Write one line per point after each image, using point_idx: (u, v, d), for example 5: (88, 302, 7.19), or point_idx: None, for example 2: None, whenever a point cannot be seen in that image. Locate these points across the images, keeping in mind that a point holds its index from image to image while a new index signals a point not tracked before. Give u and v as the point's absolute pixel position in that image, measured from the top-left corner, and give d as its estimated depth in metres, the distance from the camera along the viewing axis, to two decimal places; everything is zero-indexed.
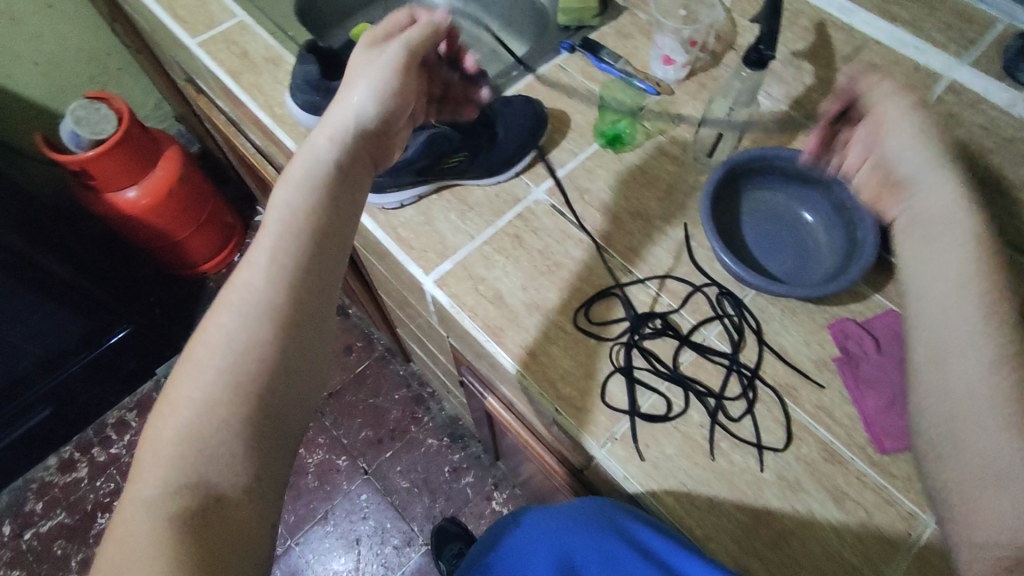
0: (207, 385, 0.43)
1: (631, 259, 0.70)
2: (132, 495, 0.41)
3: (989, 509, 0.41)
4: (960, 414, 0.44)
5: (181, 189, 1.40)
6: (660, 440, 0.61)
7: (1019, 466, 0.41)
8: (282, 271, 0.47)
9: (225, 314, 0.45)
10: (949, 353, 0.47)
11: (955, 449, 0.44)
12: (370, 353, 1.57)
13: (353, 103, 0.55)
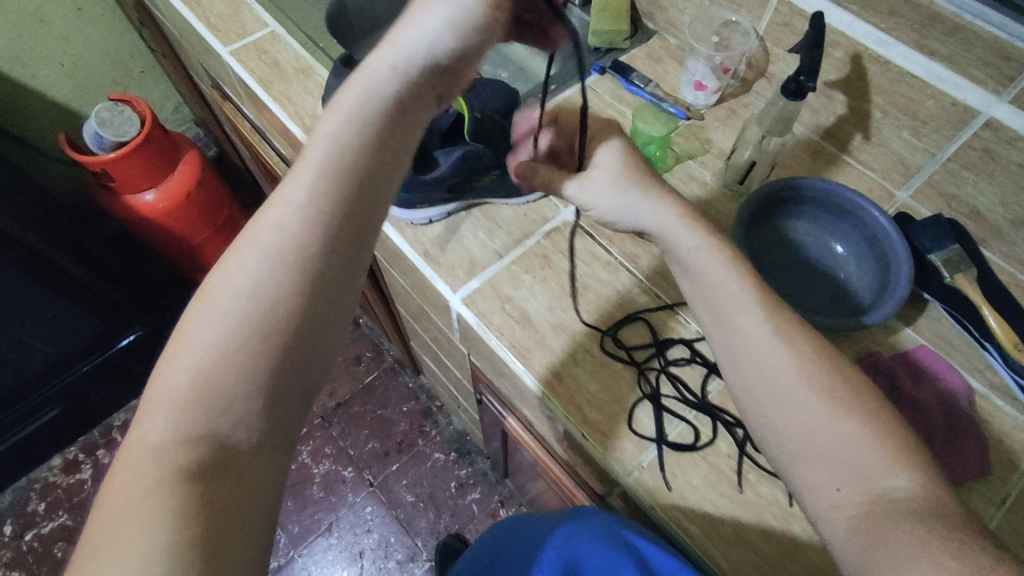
0: (229, 326, 0.40)
1: (659, 284, 0.70)
2: (134, 443, 0.38)
3: (819, 476, 0.44)
4: (773, 393, 0.46)
5: (199, 193, 1.40)
6: (688, 469, 0.60)
7: (826, 422, 0.44)
8: (318, 213, 0.43)
9: (255, 252, 0.42)
10: (735, 328, 0.50)
11: (775, 429, 0.46)
12: (380, 364, 1.56)
13: (425, 25, 0.48)
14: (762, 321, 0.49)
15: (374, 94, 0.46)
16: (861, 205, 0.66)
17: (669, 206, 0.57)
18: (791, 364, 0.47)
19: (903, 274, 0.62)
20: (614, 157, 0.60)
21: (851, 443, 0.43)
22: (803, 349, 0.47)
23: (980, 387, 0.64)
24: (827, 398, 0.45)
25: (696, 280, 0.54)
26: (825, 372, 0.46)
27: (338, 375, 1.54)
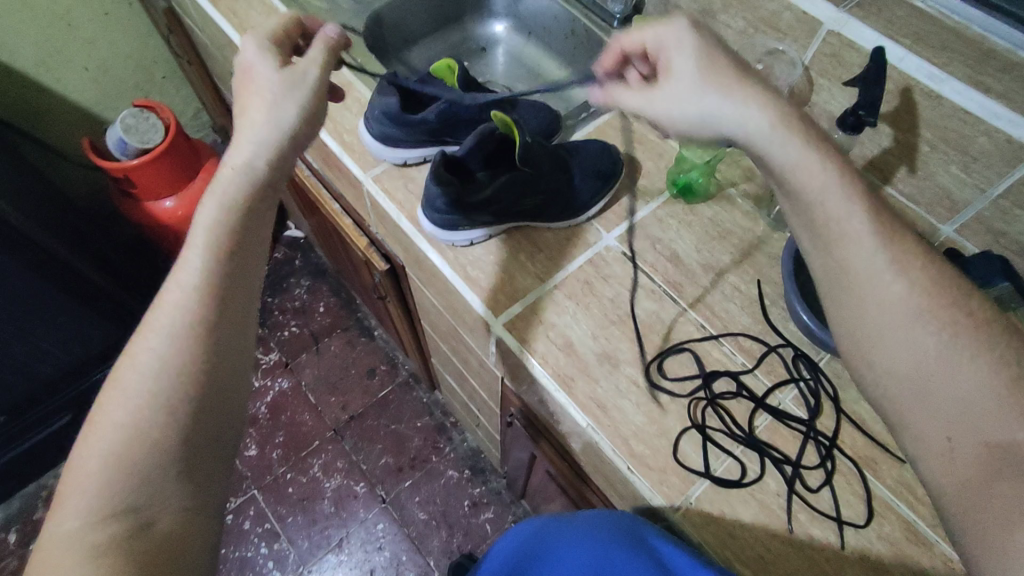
0: (135, 405, 0.41)
1: (705, 314, 0.69)
2: (51, 535, 0.38)
3: (925, 419, 0.42)
4: (882, 324, 0.44)
5: None
6: (736, 507, 0.59)
7: (945, 361, 0.42)
8: (210, 286, 0.46)
9: (152, 333, 0.43)
10: (844, 244, 0.46)
11: (883, 371, 0.44)
12: (394, 378, 1.55)
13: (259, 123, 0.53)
14: (884, 250, 0.45)
15: (240, 176, 0.50)
16: None
17: (764, 102, 0.49)
18: (907, 305, 0.43)
19: None
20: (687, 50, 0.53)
21: (971, 386, 0.41)
22: (924, 290, 0.44)
23: None
24: (954, 343, 0.42)
25: (794, 192, 0.47)
26: (949, 314, 0.43)
27: (351, 388, 1.53)
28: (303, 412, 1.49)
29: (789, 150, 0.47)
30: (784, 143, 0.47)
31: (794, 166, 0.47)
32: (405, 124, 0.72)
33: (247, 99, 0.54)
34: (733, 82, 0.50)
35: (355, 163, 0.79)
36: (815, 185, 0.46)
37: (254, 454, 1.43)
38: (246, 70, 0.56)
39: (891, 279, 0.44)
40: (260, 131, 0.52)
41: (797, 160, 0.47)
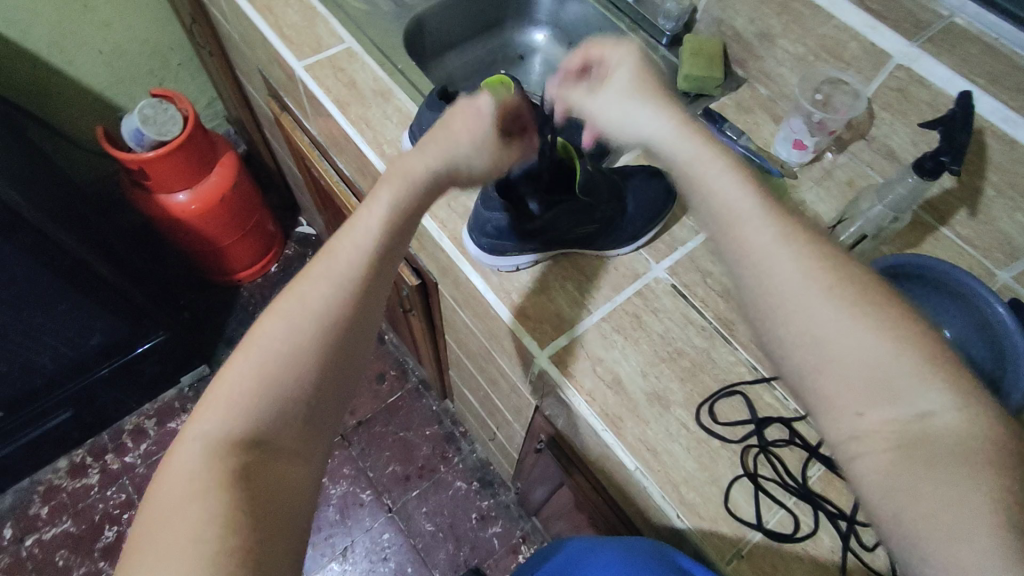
0: (292, 340, 0.47)
1: (757, 355, 0.66)
2: (193, 431, 0.44)
3: (841, 396, 0.40)
4: (785, 290, 0.42)
5: (233, 197, 1.35)
6: (789, 564, 0.57)
7: (845, 335, 0.40)
8: (373, 245, 0.52)
9: (325, 279, 0.49)
10: (736, 227, 0.44)
11: (798, 353, 0.41)
12: (403, 384, 1.52)
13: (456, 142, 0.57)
14: (775, 245, 0.43)
15: (426, 187, 0.56)
16: (973, 289, 0.63)
17: (669, 116, 0.52)
18: (809, 269, 0.42)
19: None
20: (629, 68, 0.56)
21: (873, 358, 0.39)
22: (816, 264, 0.42)
23: None
24: (851, 315, 0.40)
25: (699, 185, 0.47)
26: (846, 285, 0.41)
27: (361, 393, 1.50)
28: None
29: (691, 148, 0.49)
30: (690, 149, 0.49)
31: (691, 162, 0.48)
32: None
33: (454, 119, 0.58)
34: (666, 105, 0.52)
35: None
36: (729, 199, 0.45)
37: None
38: (470, 104, 0.59)
39: (784, 256, 0.42)
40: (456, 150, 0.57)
41: (704, 160, 0.47)
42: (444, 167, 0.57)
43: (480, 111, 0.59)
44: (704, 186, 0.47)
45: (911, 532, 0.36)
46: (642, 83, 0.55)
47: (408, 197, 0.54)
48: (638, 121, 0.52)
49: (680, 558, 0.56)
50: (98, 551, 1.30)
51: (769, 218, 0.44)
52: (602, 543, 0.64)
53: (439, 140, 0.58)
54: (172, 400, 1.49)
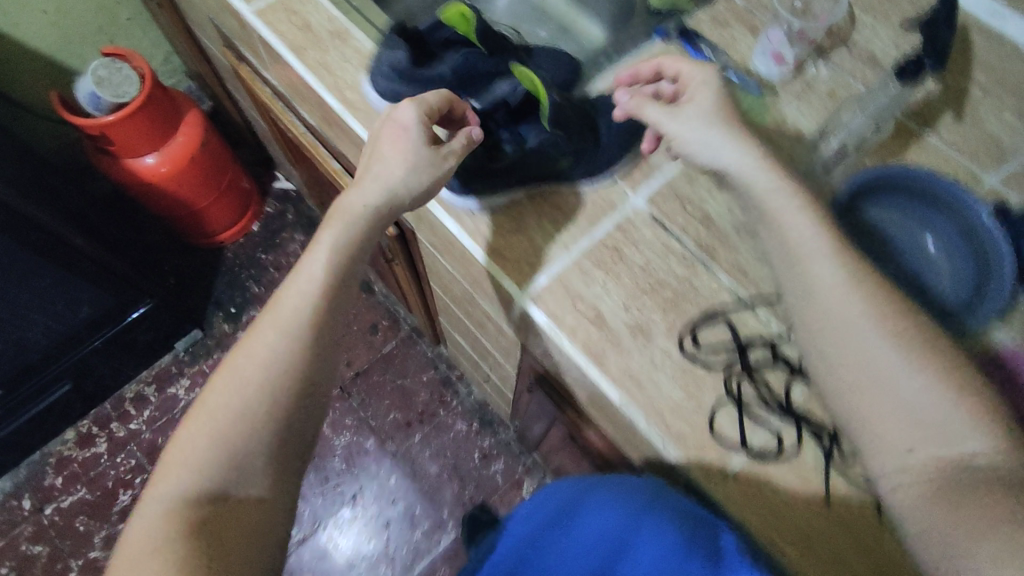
0: (241, 392, 0.52)
1: (739, 279, 0.66)
2: (157, 484, 0.50)
3: (891, 429, 0.47)
4: (845, 330, 0.49)
5: (203, 156, 1.31)
6: (774, 481, 0.58)
7: (899, 368, 0.47)
8: (309, 296, 0.57)
9: (269, 332, 0.55)
10: (807, 269, 0.52)
11: (847, 378, 0.49)
12: (396, 333, 1.52)
13: (383, 184, 0.61)
14: (845, 288, 0.50)
15: (365, 220, 0.61)
16: (959, 196, 0.63)
17: (749, 148, 0.58)
18: (869, 310, 0.49)
19: (1008, 271, 0.60)
20: (710, 91, 0.62)
21: (921, 392, 0.46)
22: (882, 311, 0.49)
23: None
24: (903, 353, 0.48)
25: (779, 219, 0.54)
26: (902, 327, 0.49)
27: (355, 345, 1.51)
28: None
29: (775, 185, 0.56)
30: (772, 193, 0.56)
31: (773, 195, 0.55)
32: (416, 81, 0.67)
33: (381, 152, 0.62)
34: (742, 133, 0.59)
35: (358, 123, 0.73)
36: (798, 233, 0.53)
37: None
38: (392, 116, 0.62)
39: (849, 300, 0.50)
40: (385, 188, 0.61)
41: (779, 190, 0.55)
42: (377, 188, 0.60)
43: (400, 117, 0.61)
44: (782, 242, 0.54)
45: (943, 545, 0.43)
46: (725, 111, 0.61)
47: (345, 225, 0.60)
48: (719, 141, 0.59)
49: (676, 498, 0.61)
50: (116, 514, 1.35)
51: (837, 257, 0.51)
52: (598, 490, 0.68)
53: (372, 158, 0.62)
54: (169, 366, 1.50)
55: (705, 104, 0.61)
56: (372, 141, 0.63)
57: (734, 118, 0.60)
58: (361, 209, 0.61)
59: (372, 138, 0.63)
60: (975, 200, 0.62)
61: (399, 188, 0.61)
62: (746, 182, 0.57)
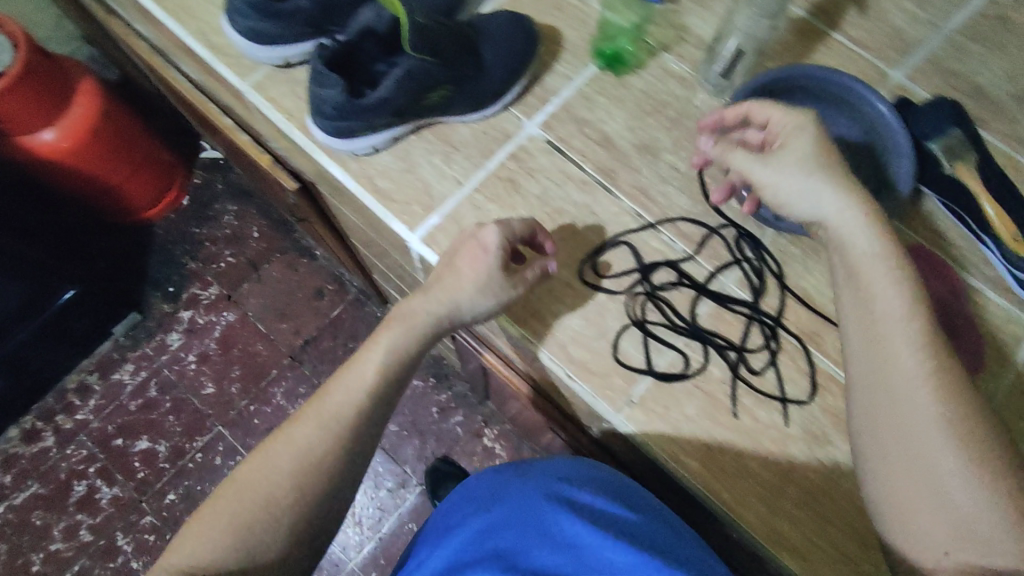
0: (272, 479, 0.50)
1: (640, 200, 0.63)
2: (167, 558, 0.48)
3: (931, 529, 0.43)
4: (907, 420, 0.45)
5: (107, 127, 1.23)
6: (681, 401, 0.57)
7: (959, 476, 0.43)
8: (360, 395, 0.53)
9: (312, 424, 0.52)
10: (883, 345, 0.46)
11: (898, 468, 0.45)
12: (344, 297, 1.48)
13: (456, 292, 0.55)
14: (924, 377, 0.45)
15: (424, 329, 0.56)
16: (856, 94, 0.60)
17: (856, 203, 0.50)
18: (941, 406, 0.44)
19: (904, 171, 0.58)
20: (806, 135, 0.52)
21: (975, 504, 0.42)
22: (953, 411, 0.44)
23: (976, 283, 0.62)
24: (968, 461, 0.43)
25: (864, 288, 0.48)
26: (977, 435, 0.44)
27: (301, 312, 1.46)
28: (256, 342, 1.44)
29: (866, 252, 0.49)
30: (858, 263, 0.49)
31: (870, 262, 0.49)
32: (279, 15, 0.61)
33: (461, 263, 0.56)
34: (848, 189, 0.51)
35: (228, 70, 0.68)
36: (881, 307, 0.47)
37: (210, 391, 1.41)
38: (476, 232, 0.57)
39: (924, 391, 0.45)
40: (455, 298, 0.55)
41: (876, 257, 0.49)
42: (443, 300, 0.55)
43: (480, 236, 0.56)
44: (859, 315, 0.48)
45: None
46: (830, 169, 0.51)
47: (404, 334, 0.55)
48: (818, 203, 0.51)
49: (597, 470, 0.63)
50: (73, 505, 1.32)
51: (924, 343, 0.46)
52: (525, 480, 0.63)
53: (442, 272, 0.57)
54: (109, 353, 1.43)
55: (807, 164, 0.51)
56: (447, 254, 0.58)
57: (839, 177, 0.51)
58: (428, 309, 0.56)
59: (448, 250, 0.58)
60: (872, 96, 0.60)
61: (470, 303, 0.55)
62: (840, 240, 0.51)
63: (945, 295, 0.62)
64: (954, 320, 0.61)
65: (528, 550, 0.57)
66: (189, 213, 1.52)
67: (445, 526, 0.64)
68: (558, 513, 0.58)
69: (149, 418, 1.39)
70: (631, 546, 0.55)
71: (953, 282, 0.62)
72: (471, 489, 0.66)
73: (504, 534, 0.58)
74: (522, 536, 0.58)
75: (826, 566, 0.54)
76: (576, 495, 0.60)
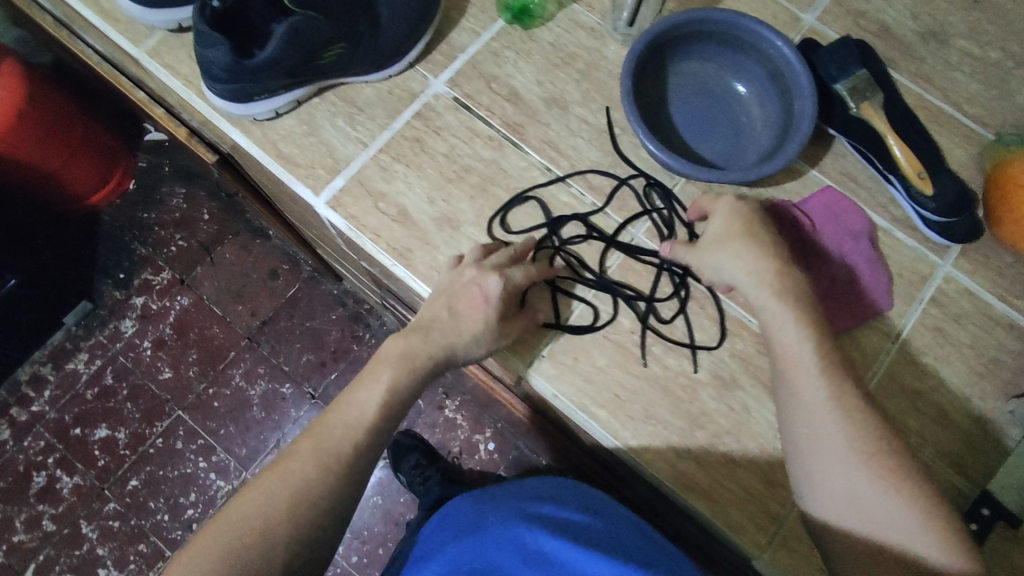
0: (267, 504, 0.46)
1: (550, 155, 0.62)
2: None
3: (861, 550, 0.45)
4: (823, 450, 0.47)
5: (36, 109, 1.04)
6: (591, 353, 0.57)
7: (875, 497, 0.45)
8: (360, 425, 0.50)
9: (312, 450, 0.49)
10: (793, 378, 0.49)
11: (824, 500, 0.47)
12: (299, 275, 1.26)
13: (458, 336, 0.53)
14: (828, 405, 0.47)
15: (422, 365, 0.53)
16: (757, 34, 0.59)
17: (763, 256, 0.52)
18: (848, 430, 0.46)
19: (807, 111, 0.57)
20: (725, 216, 0.55)
21: (893, 520, 0.44)
22: (861, 434, 0.46)
23: (882, 223, 0.62)
24: (878, 479, 0.45)
25: (774, 327, 0.50)
26: (882, 458, 0.46)
27: (255, 292, 1.25)
28: (211, 326, 1.24)
29: (773, 289, 0.51)
30: (770, 301, 0.51)
31: (765, 307, 0.51)
32: None
33: (465, 310, 0.53)
34: (754, 252, 0.52)
35: (122, 37, 0.66)
36: (789, 350, 0.49)
37: (167, 375, 1.21)
38: (477, 278, 0.54)
39: (829, 419, 0.47)
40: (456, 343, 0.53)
41: (780, 295, 0.51)
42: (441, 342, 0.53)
43: (482, 285, 0.53)
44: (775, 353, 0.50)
45: None
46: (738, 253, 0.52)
47: (404, 371, 0.52)
48: (731, 267, 0.53)
49: (582, 491, 0.62)
50: (34, 497, 1.15)
51: (824, 375, 0.48)
52: (502, 502, 0.61)
53: (439, 311, 0.54)
54: (63, 344, 1.23)
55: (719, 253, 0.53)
56: (443, 289, 0.55)
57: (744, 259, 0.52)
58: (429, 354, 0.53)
59: (442, 285, 0.56)
60: (772, 36, 0.59)
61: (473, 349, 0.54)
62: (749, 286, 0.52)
63: (804, 256, 0.60)
64: (863, 265, 0.60)
65: (500, 564, 0.53)
66: (135, 197, 1.30)
67: (426, 555, 0.61)
68: (532, 525, 0.55)
69: (107, 406, 1.20)
70: (604, 556, 0.50)
71: (812, 241, 0.60)
72: (449, 520, 0.64)
73: (481, 551, 0.55)
74: (496, 551, 0.54)
75: (732, 504, 0.54)
76: (553, 511, 0.57)
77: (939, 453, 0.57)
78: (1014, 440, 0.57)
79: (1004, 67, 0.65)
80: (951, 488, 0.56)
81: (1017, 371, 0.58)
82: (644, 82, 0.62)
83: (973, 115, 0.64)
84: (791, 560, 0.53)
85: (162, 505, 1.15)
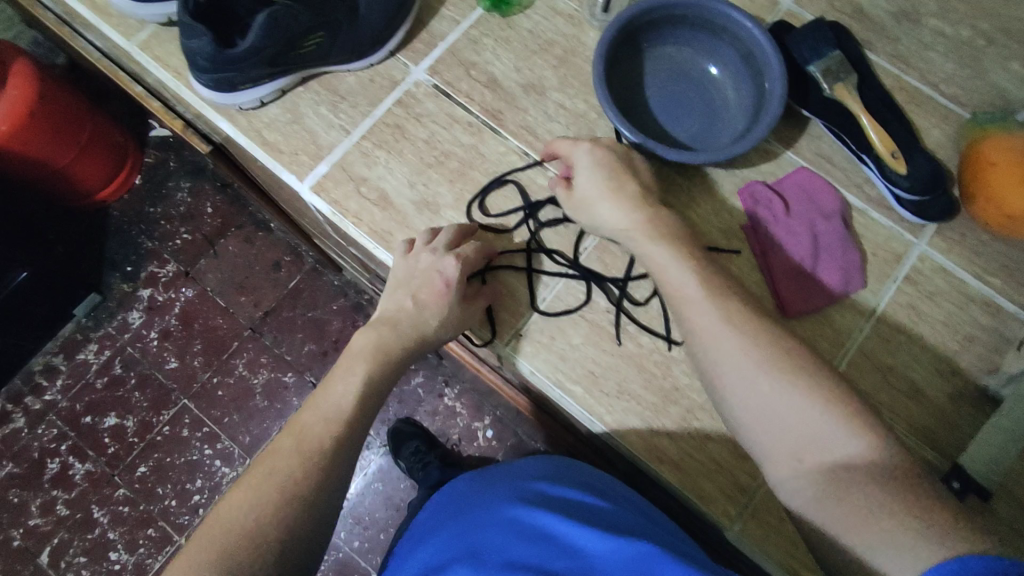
0: (262, 491, 0.45)
1: (527, 139, 0.64)
2: None
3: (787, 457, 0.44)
4: (726, 370, 0.46)
5: (49, 109, 1.00)
6: (567, 331, 0.59)
7: (782, 398, 0.44)
8: (347, 409, 0.50)
9: (300, 434, 0.49)
10: (683, 301, 0.49)
11: (743, 424, 0.46)
12: (301, 267, 1.20)
13: (428, 322, 0.55)
14: (722, 320, 0.47)
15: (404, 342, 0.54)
16: (728, 16, 0.60)
17: (627, 194, 0.54)
18: (742, 341, 0.46)
19: (777, 93, 0.58)
20: (589, 166, 0.55)
21: (805, 417, 0.43)
22: (755, 342, 0.46)
23: (858, 203, 0.63)
24: (781, 381, 0.44)
25: (663, 251, 0.51)
26: (786, 364, 0.45)
27: (258, 284, 1.19)
28: (216, 317, 1.18)
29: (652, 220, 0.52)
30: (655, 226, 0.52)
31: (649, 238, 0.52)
32: None
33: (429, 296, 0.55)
34: (621, 192, 0.54)
35: (115, 31, 0.68)
36: (676, 282, 0.50)
37: (174, 366, 1.15)
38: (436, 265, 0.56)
39: (718, 335, 0.47)
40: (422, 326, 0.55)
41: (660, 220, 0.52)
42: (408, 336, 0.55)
43: (441, 269, 0.55)
44: (666, 280, 0.50)
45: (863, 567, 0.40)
46: (610, 193, 0.54)
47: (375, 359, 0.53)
48: (605, 210, 0.54)
49: (584, 468, 0.60)
50: (49, 483, 1.09)
51: (713, 301, 0.48)
52: (499, 483, 0.58)
53: (403, 302, 0.56)
54: (75, 334, 1.17)
55: (590, 197, 0.54)
56: (401, 279, 0.56)
57: (616, 197, 0.54)
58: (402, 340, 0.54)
59: (400, 274, 0.57)
60: (742, 17, 0.59)
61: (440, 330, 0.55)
62: (622, 223, 0.53)
63: (774, 243, 0.60)
64: (841, 245, 0.60)
65: (498, 544, 0.48)
66: (142, 192, 1.23)
67: (420, 536, 0.58)
68: (532, 506, 0.51)
69: (117, 395, 1.14)
70: (606, 534, 0.46)
71: (783, 227, 0.61)
72: (450, 500, 0.61)
73: (479, 535, 0.50)
74: (497, 535, 0.49)
75: (701, 476, 0.56)
76: (548, 488, 0.54)
77: (911, 428, 0.57)
78: (986, 414, 0.57)
79: (977, 45, 0.66)
80: (926, 462, 0.56)
81: (990, 348, 0.59)
82: (618, 66, 0.63)
83: (948, 94, 0.65)
84: (762, 530, 0.54)
85: (171, 491, 1.10)
